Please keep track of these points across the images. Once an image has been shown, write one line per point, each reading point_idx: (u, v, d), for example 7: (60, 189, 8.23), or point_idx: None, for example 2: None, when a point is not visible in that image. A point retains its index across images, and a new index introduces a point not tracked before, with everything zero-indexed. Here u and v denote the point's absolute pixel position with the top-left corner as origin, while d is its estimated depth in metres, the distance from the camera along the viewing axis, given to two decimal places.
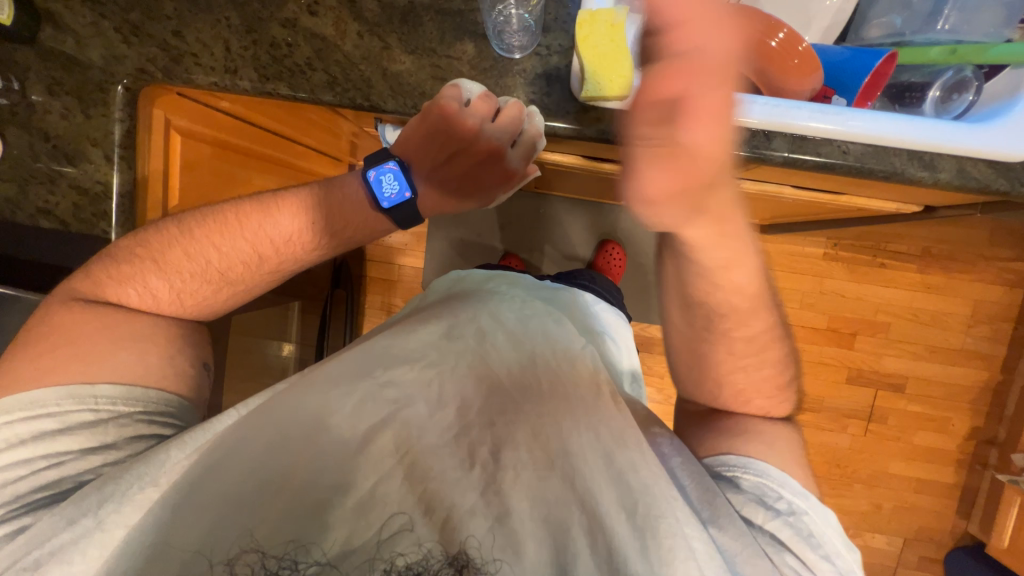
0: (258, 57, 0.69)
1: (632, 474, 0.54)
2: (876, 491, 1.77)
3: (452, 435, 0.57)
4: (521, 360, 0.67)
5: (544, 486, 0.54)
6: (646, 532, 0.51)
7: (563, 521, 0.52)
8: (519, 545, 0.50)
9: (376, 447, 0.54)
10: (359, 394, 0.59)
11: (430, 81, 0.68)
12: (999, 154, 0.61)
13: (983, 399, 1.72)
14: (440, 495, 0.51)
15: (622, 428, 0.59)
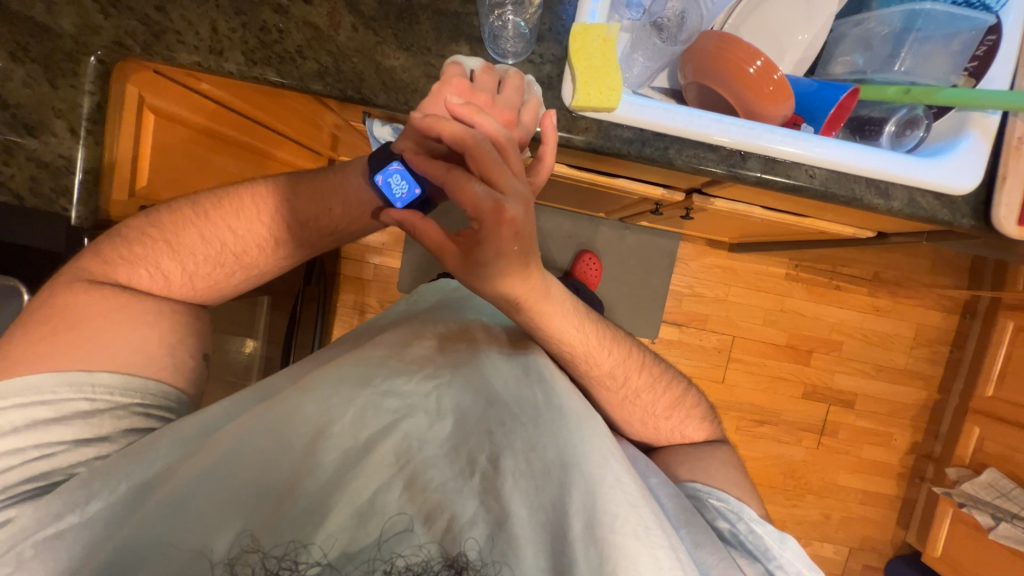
0: (247, 40, 0.67)
1: (625, 485, 0.55)
2: (825, 501, 1.86)
3: (452, 444, 0.56)
4: (517, 372, 0.67)
5: (542, 495, 0.53)
6: (641, 536, 0.51)
7: (564, 532, 0.51)
8: (519, 554, 0.48)
9: (376, 456, 0.53)
10: (359, 401, 0.57)
11: (423, 79, 0.68)
12: (947, 185, 0.68)
13: (922, 415, 1.85)
14: (443, 503, 0.50)
15: (611, 444, 0.61)
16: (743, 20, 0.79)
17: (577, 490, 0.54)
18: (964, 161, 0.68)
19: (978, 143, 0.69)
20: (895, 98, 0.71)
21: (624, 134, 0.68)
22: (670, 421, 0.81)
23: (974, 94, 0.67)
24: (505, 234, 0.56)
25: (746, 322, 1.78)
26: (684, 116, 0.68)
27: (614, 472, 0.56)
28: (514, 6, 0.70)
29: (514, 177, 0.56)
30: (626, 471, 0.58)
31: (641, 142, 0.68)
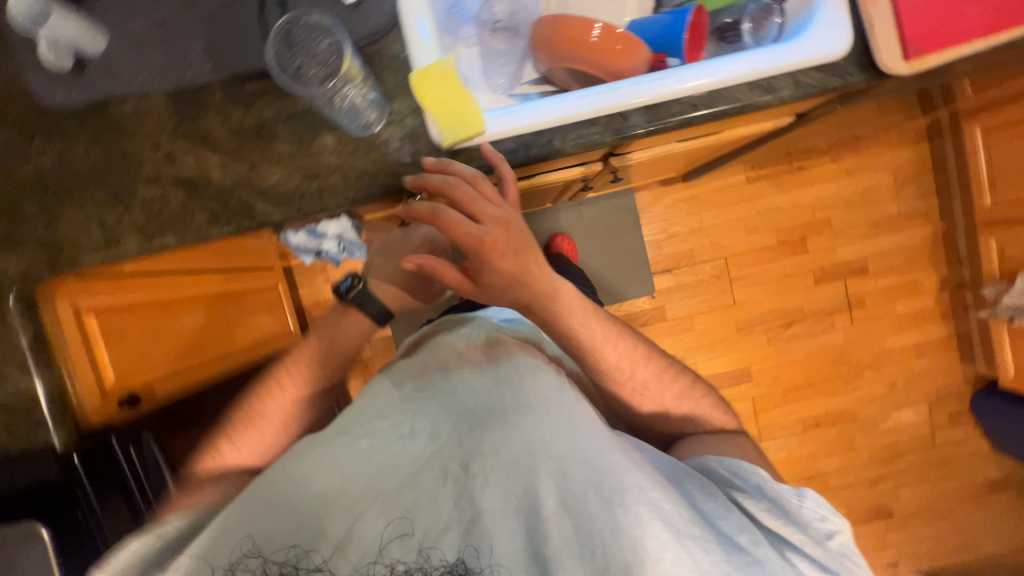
0: (136, 220, 0.69)
1: (599, 456, 0.57)
2: (884, 370, 1.83)
3: (424, 461, 0.59)
4: (484, 377, 0.67)
5: (511, 485, 0.56)
6: (609, 502, 0.54)
7: (533, 514, 0.55)
8: (493, 542, 0.53)
9: (353, 493, 0.58)
10: (340, 451, 0.62)
11: (304, 182, 0.69)
12: (824, 56, 0.67)
13: (938, 250, 1.79)
14: (416, 518, 0.55)
15: (586, 416, 0.63)
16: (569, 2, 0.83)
17: (545, 476, 0.56)
18: (826, 25, 0.67)
19: (836, 5, 0.67)
20: None
21: (506, 147, 0.69)
22: (681, 407, 0.80)
23: None
24: (494, 256, 0.62)
25: (732, 240, 1.76)
26: (553, 106, 0.68)
27: (590, 446, 0.58)
28: (342, 81, 0.65)
29: (495, 206, 0.63)
30: (597, 446, 0.58)
31: (525, 146, 0.69)
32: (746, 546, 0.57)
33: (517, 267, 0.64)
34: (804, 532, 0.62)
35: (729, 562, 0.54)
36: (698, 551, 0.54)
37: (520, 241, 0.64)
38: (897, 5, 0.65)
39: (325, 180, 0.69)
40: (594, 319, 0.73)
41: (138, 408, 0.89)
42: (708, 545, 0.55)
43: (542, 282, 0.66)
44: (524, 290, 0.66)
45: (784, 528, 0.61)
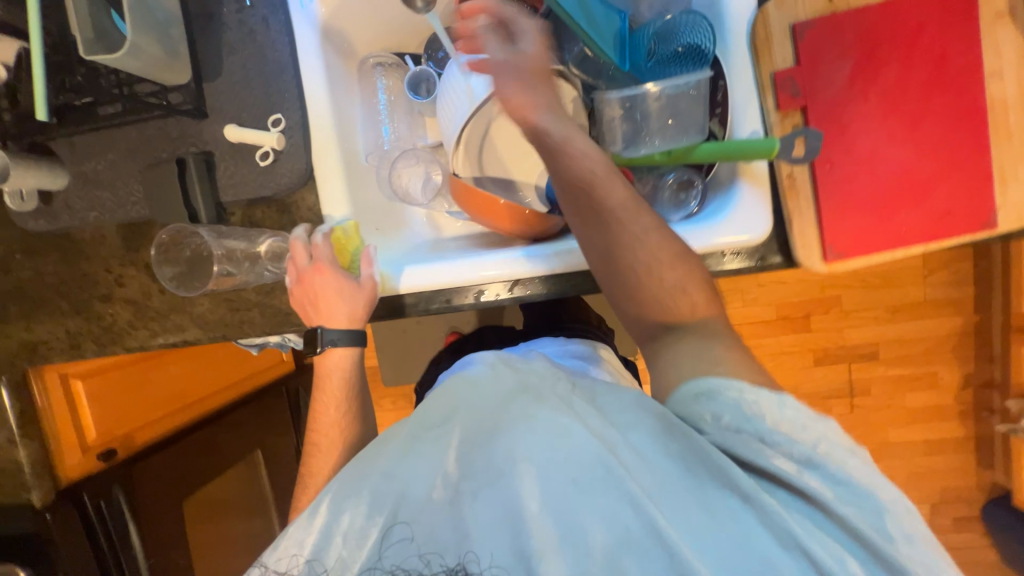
0: (92, 330, 0.80)
1: (573, 439, 0.43)
2: (883, 462, 1.69)
3: (438, 488, 0.44)
4: (454, 385, 0.50)
5: (498, 495, 0.43)
6: (605, 496, 0.41)
7: (520, 519, 0.41)
8: (485, 547, 0.41)
9: (398, 503, 0.44)
10: (372, 478, 0.45)
11: (228, 313, 0.75)
12: (737, 242, 0.60)
13: (968, 344, 1.59)
14: (433, 532, 0.43)
15: (549, 393, 0.47)
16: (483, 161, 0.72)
17: (531, 480, 0.42)
18: (740, 212, 0.60)
19: (753, 192, 0.60)
20: (659, 160, 0.65)
21: (408, 301, 0.71)
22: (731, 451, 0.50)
23: (731, 145, 0.60)
24: (517, 79, 0.56)
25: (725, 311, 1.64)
26: (446, 267, 0.69)
27: (545, 422, 0.45)
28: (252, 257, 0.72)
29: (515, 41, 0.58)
30: (586, 438, 0.43)
31: (426, 302, 0.71)
32: (849, 481, 0.41)
33: (550, 142, 0.56)
34: (862, 502, 0.40)
35: (761, 528, 0.40)
36: (731, 520, 0.41)
37: (546, 97, 0.56)
38: (819, 210, 0.59)
39: (245, 314, 0.75)
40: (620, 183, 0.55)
41: (115, 459, 1.02)
42: (726, 518, 0.41)
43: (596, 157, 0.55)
44: (572, 168, 0.54)
45: (871, 496, 0.41)
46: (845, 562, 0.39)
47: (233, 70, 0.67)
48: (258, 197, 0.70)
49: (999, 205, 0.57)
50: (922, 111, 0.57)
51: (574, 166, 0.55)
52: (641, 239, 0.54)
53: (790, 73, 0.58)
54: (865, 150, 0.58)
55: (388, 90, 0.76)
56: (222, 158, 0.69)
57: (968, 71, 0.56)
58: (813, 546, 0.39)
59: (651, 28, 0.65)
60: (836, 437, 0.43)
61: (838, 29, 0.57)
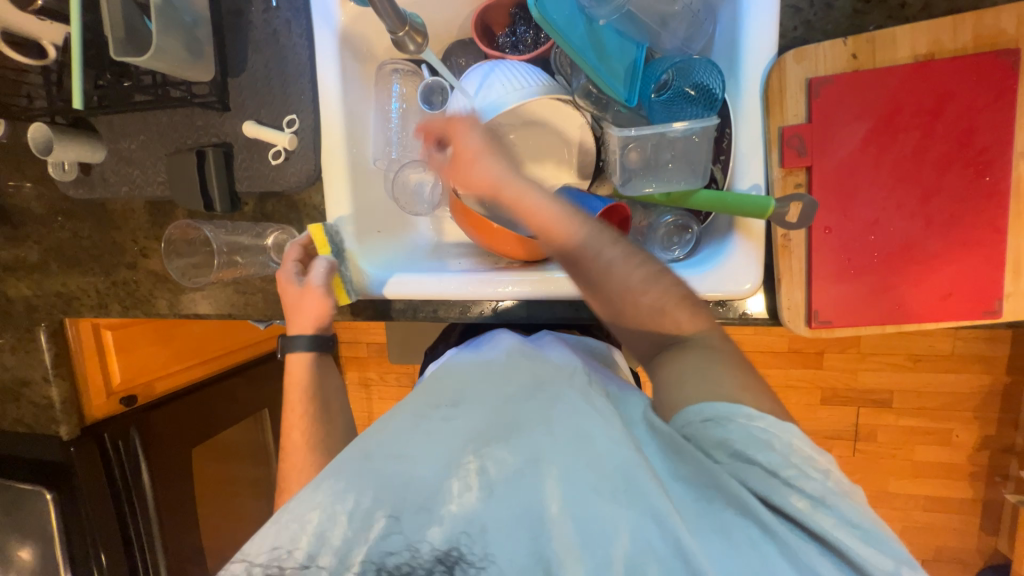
0: (118, 294, 0.87)
1: (597, 439, 0.43)
2: (878, 510, 1.63)
3: (450, 464, 0.43)
4: (482, 375, 0.55)
5: (520, 491, 0.41)
6: (631, 506, 0.39)
7: (541, 520, 0.39)
8: (507, 549, 0.38)
9: (408, 480, 0.43)
10: (390, 450, 0.45)
11: (234, 295, 0.80)
12: (718, 296, 0.59)
13: (991, 405, 1.48)
14: (444, 516, 0.40)
15: (575, 399, 0.49)
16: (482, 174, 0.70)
17: (556, 479, 0.41)
18: (725, 267, 0.59)
19: (746, 246, 0.59)
20: (659, 200, 0.64)
21: (396, 305, 0.75)
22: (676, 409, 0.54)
23: (729, 197, 0.58)
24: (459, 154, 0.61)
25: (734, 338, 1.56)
26: (434, 280, 0.69)
27: (577, 420, 0.45)
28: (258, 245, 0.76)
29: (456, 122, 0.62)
30: (611, 441, 0.42)
31: (414, 309, 0.75)
32: (862, 526, 0.38)
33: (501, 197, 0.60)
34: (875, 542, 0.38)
35: (784, 562, 0.36)
36: (750, 548, 0.37)
37: (485, 156, 0.60)
38: (811, 273, 0.57)
39: (251, 298, 0.80)
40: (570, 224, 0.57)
41: (135, 404, 1.13)
42: (745, 546, 0.37)
43: (529, 206, 0.58)
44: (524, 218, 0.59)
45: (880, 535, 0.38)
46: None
47: (256, 67, 0.70)
48: (269, 191, 0.74)
49: (1008, 290, 0.54)
50: (938, 182, 0.54)
51: (534, 211, 0.58)
52: (640, 289, 0.55)
53: (798, 130, 0.56)
54: (870, 217, 0.56)
55: (402, 97, 0.76)
56: (240, 151, 0.73)
57: (995, 132, 0.52)
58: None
59: (665, 63, 0.62)
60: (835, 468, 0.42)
61: (857, 88, 0.54)
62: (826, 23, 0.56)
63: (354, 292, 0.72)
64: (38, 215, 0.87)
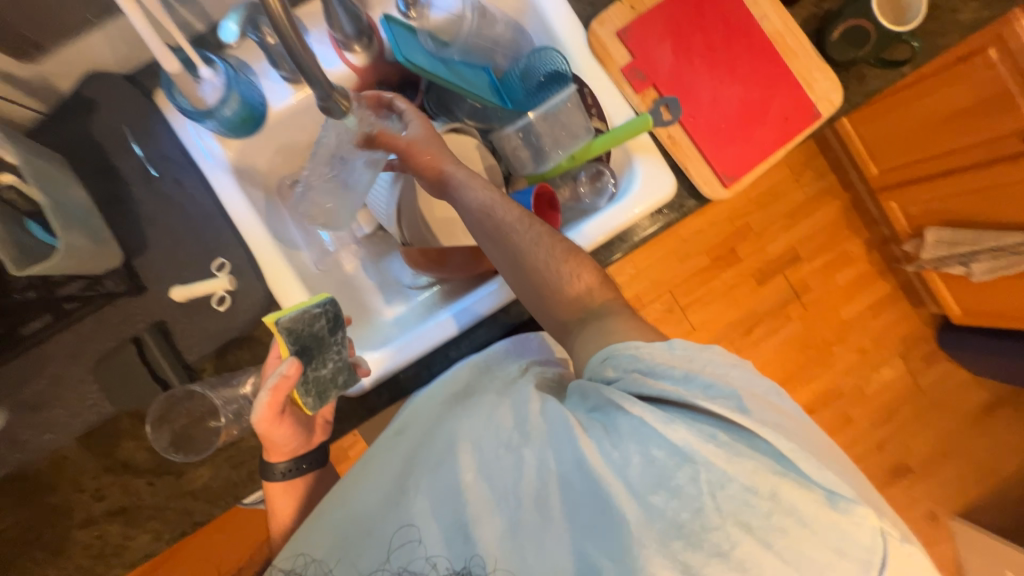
0: (82, 566, 0.70)
1: (520, 412, 0.56)
2: (851, 340, 1.82)
3: (420, 477, 0.54)
4: (438, 399, 0.63)
5: (440, 479, 0.53)
6: (527, 448, 0.53)
7: (459, 489, 0.53)
8: (420, 540, 0.51)
9: (389, 490, 0.55)
10: (371, 472, 0.58)
11: (232, 470, 0.70)
12: (656, 201, 0.72)
13: (853, 217, 1.80)
14: (420, 514, 0.52)
15: (511, 389, 0.60)
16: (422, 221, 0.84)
17: (468, 453, 0.54)
18: (644, 182, 0.72)
19: (650, 159, 0.73)
20: (567, 164, 0.76)
21: (410, 372, 0.74)
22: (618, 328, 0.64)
23: (619, 130, 0.70)
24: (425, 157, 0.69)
25: (670, 274, 1.70)
26: (433, 327, 0.72)
27: (506, 404, 0.57)
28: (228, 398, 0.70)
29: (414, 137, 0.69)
30: (510, 410, 0.57)
31: (426, 366, 0.74)
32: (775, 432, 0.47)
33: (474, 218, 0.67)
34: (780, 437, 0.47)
35: (651, 437, 0.49)
36: (634, 435, 0.50)
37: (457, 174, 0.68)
38: (702, 150, 0.73)
39: (253, 462, 0.71)
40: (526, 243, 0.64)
41: None
42: (626, 433, 0.50)
43: (494, 231, 0.66)
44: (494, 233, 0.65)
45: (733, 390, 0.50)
46: (716, 438, 0.47)
47: (161, 236, 0.68)
48: (227, 341, 0.69)
49: (813, 99, 0.74)
50: (732, 57, 0.74)
51: (501, 227, 0.65)
52: (558, 260, 0.63)
53: (633, 65, 0.73)
54: (710, 96, 0.73)
55: (311, 200, 0.79)
56: (177, 321, 0.68)
57: (740, 13, 0.74)
58: (693, 430, 0.48)
59: (514, 71, 0.76)
60: (721, 360, 0.53)
61: (649, 23, 0.73)
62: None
63: (314, 401, 0.60)
64: None
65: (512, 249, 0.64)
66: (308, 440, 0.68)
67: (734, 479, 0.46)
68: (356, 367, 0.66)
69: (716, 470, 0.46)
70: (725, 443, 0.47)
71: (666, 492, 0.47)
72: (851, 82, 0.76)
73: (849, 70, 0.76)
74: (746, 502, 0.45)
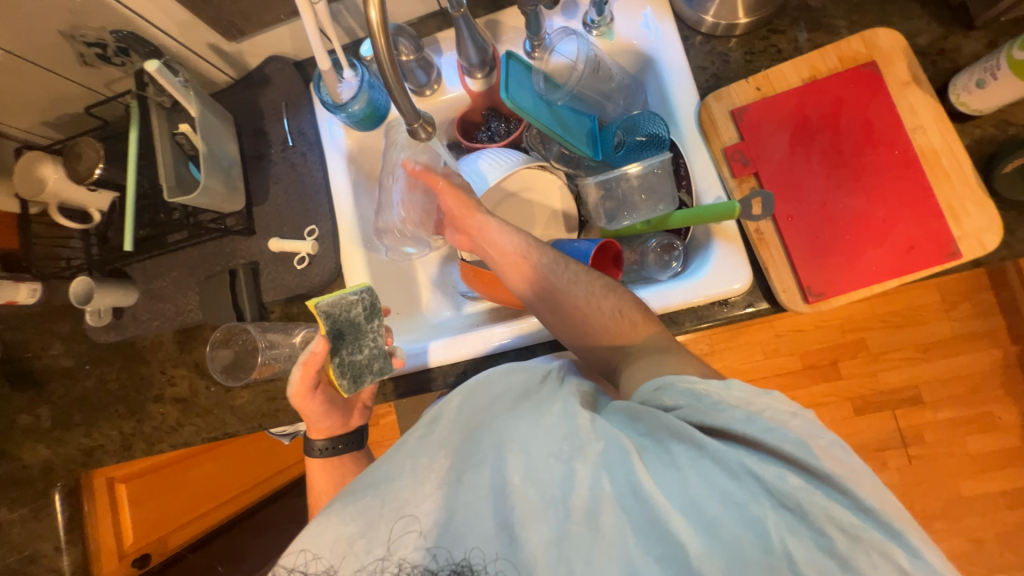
0: (143, 431, 0.87)
1: (568, 427, 0.49)
2: (963, 523, 1.44)
3: (453, 467, 0.50)
4: (472, 395, 0.57)
5: (483, 473, 0.48)
6: (581, 462, 0.46)
7: (504, 491, 0.46)
8: (456, 534, 0.46)
9: (423, 478, 0.50)
10: (406, 454, 0.52)
11: (264, 402, 0.82)
12: (727, 291, 0.66)
13: (1014, 377, 1.42)
14: (455, 508, 0.47)
15: (552, 401, 0.53)
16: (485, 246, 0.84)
17: (518, 457, 0.48)
18: (717, 268, 0.67)
19: (729, 248, 0.67)
20: (640, 229, 0.74)
21: (427, 375, 0.78)
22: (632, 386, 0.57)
23: (701, 210, 0.67)
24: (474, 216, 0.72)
25: (749, 365, 1.51)
26: (462, 342, 0.76)
27: (552, 411, 0.51)
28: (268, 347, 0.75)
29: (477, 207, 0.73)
30: (560, 418, 0.50)
31: (443, 374, 0.78)
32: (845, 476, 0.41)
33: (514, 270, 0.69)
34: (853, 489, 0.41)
35: (713, 468, 0.44)
36: (694, 471, 0.44)
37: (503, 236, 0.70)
38: (790, 254, 0.65)
39: (281, 402, 0.81)
40: (563, 283, 0.65)
41: (147, 564, 1.10)
42: (685, 464, 0.45)
43: (529, 279, 0.67)
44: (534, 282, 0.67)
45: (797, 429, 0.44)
46: (788, 482, 0.41)
47: (277, 194, 0.82)
48: (295, 294, 0.80)
49: (957, 234, 0.62)
50: (862, 163, 0.65)
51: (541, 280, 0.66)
52: (599, 295, 0.63)
53: (738, 147, 0.68)
54: (819, 198, 0.66)
55: None
56: (265, 266, 0.81)
57: (888, 115, 0.65)
58: (758, 467, 0.42)
59: (616, 125, 0.78)
60: (781, 405, 0.46)
61: (771, 108, 0.68)
62: (729, 72, 0.73)
63: (349, 383, 0.67)
64: (65, 367, 0.90)
65: (549, 289, 0.66)
66: (346, 422, 0.75)
67: (806, 525, 0.40)
68: (393, 358, 0.71)
69: (788, 511, 0.41)
70: (796, 489, 0.41)
71: (740, 534, 0.41)
72: (1021, 226, 0.62)
73: (1023, 211, 0.62)
74: (820, 552, 0.40)
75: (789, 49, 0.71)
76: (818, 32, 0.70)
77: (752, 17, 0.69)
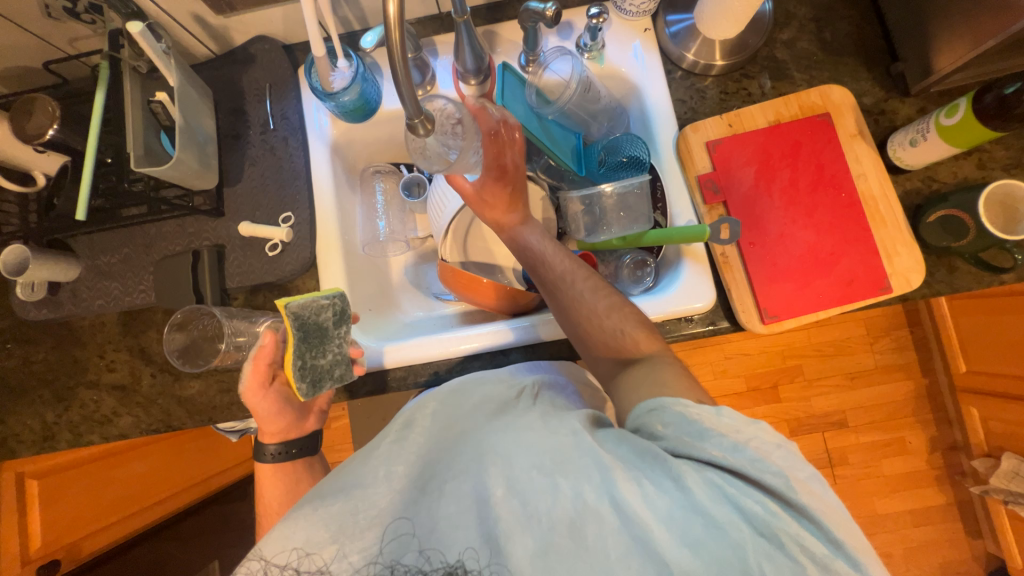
0: (71, 419, 0.79)
1: (548, 439, 0.49)
2: (876, 539, 1.58)
3: (432, 480, 0.49)
4: (453, 405, 0.60)
5: (464, 483, 0.47)
6: (562, 475, 0.45)
7: (486, 503, 0.46)
8: (441, 543, 0.45)
9: (401, 487, 0.50)
10: (385, 463, 0.52)
11: (218, 394, 0.77)
12: (694, 307, 0.71)
13: (923, 406, 1.58)
14: (436, 517, 0.46)
15: (529, 417, 0.53)
16: (465, 247, 0.86)
17: (498, 465, 0.47)
18: (686, 287, 0.71)
19: (697, 269, 0.72)
20: (617, 245, 0.76)
21: (396, 373, 0.77)
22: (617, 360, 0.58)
23: (675, 231, 0.71)
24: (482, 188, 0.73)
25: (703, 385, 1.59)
26: (436, 342, 0.75)
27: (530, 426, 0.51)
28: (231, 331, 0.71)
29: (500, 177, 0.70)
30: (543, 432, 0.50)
31: (413, 374, 0.77)
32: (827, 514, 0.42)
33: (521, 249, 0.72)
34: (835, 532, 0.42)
35: (707, 486, 0.43)
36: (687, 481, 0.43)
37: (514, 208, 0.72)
38: (751, 279, 0.71)
39: (236, 394, 0.77)
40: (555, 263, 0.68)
41: (55, 571, 0.97)
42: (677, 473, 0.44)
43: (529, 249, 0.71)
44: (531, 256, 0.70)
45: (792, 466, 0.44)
46: (775, 514, 0.42)
47: (252, 177, 0.79)
48: (262, 282, 0.77)
49: (889, 271, 0.71)
50: (815, 201, 0.73)
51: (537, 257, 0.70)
52: (579, 281, 0.65)
53: (711, 176, 0.74)
54: (780, 229, 0.72)
55: (385, 192, 0.89)
56: (232, 250, 0.77)
57: (835, 160, 0.73)
58: (750, 501, 0.42)
59: (599, 146, 0.82)
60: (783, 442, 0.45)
61: (740, 144, 0.75)
62: (705, 108, 0.79)
63: (307, 388, 0.63)
64: None
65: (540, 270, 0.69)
66: (301, 425, 0.72)
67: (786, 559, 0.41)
68: (354, 365, 0.69)
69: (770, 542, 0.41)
70: (780, 520, 0.42)
71: (722, 556, 0.41)
72: (939, 269, 0.72)
73: (941, 257, 0.72)
74: None
75: (757, 94, 0.78)
76: (781, 81, 0.78)
77: (728, 60, 0.76)
